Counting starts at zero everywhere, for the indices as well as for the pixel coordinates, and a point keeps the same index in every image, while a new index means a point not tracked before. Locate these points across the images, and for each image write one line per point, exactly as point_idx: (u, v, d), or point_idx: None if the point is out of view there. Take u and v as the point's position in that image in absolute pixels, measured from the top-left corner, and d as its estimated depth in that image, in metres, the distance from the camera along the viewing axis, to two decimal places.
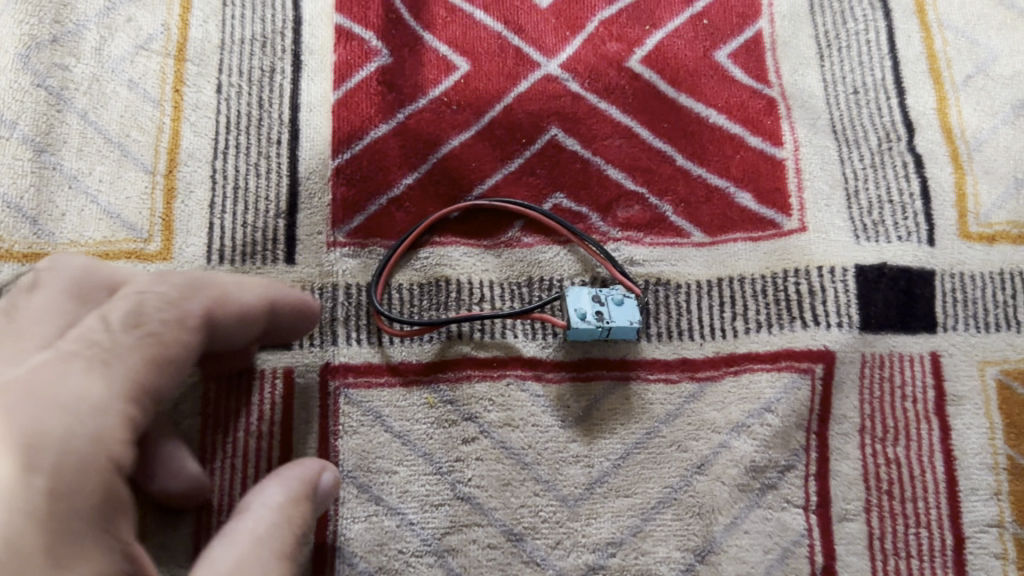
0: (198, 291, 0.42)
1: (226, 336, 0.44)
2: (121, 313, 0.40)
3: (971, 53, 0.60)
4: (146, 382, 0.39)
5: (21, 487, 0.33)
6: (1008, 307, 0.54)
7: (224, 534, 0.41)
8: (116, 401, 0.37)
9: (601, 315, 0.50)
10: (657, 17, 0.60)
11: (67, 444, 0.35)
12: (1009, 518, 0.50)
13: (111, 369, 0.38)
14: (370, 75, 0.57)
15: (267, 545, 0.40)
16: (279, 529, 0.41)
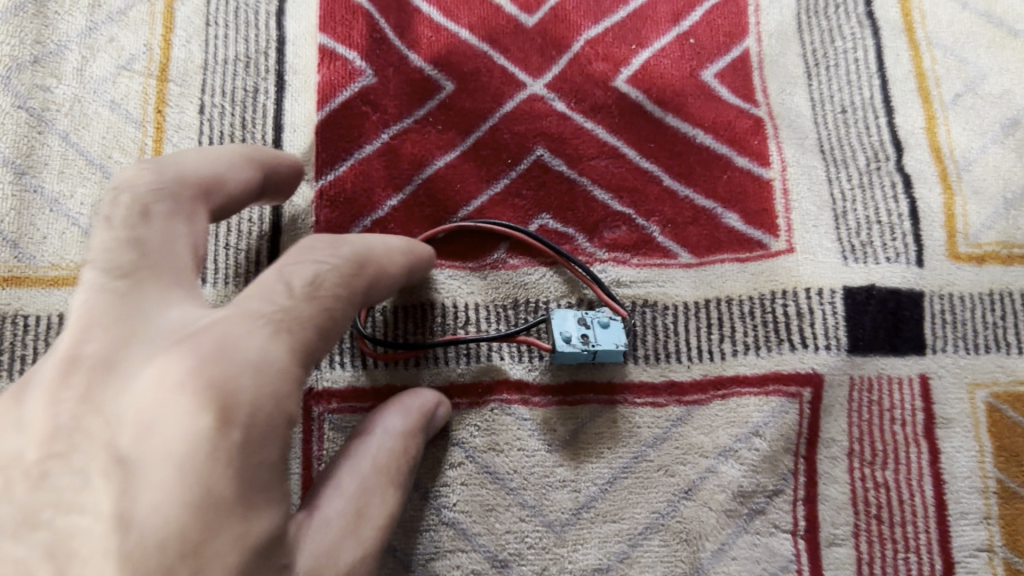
0: (363, 265, 0.41)
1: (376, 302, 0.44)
2: (301, 281, 0.37)
3: (960, 71, 0.60)
4: (316, 352, 0.37)
5: (219, 441, 0.32)
6: (998, 328, 0.53)
7: (350, 452, 0.45)
8: (293, 369, 0.36)
9: (586, 338, 0.49)
10: (644, 37, 0.60)
11: (257, 401, 0.34)
12: (999, 542, 0.50)
13: (290, 337, 0.36)
14: (353, 96, 0.57)
15: (384, 470, 0.44)
16: (395, 457, 0.45)
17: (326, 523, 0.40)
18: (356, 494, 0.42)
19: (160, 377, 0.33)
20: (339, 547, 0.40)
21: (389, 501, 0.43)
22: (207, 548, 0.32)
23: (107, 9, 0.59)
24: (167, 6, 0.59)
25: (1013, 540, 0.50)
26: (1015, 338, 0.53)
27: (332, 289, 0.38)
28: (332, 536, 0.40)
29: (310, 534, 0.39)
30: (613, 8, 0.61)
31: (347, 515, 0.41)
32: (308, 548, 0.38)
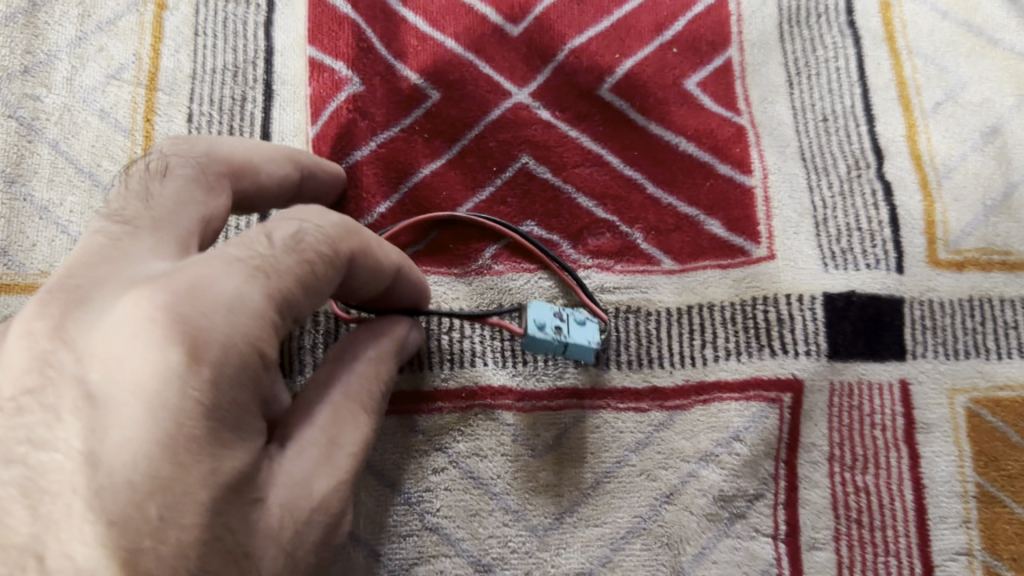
0: (352, 233, 0.40)
1: (370, 272, 0.42)
2: (282, 235, 0.37)
3: (940, 80, 0.60)
4: (293, 301, 0.37)
5: (189, 376, 0.32)
6: (977, 334, 0.54)
7: (322, 376, 0.41)
8: (267, 310, 0.35)
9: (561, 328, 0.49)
10: (628, 46, 0.61)
11: (227, 341, 0.34)
12: (978, 546, 0.50)
13: (265, 283, 0.35)
14: (341, 104, 0.57)
15: (357, 397, 0.41)
16: (370, 383, 0.42)
17: (297, 452, 0.37)
18: (329, 422, 0.39)
19: (133, 313, 0.34)
20: (312, 471, 0.37)
21: (363, 429, 0.40)
22: (175, 488, 0.32)
23: (96, 19, 0.59)
24: (157, 15, 0.59)
25: (992, 543, 0.50)
26: (993, 343, 0.54)
27: (315, 245, 0.38)
28: (306, 461, 0.37)
29: (284, 460, 0.37)
30: (597, 18, 0.61)
31: (321, 442, 0.38)
32: (281, 479, 0.36)
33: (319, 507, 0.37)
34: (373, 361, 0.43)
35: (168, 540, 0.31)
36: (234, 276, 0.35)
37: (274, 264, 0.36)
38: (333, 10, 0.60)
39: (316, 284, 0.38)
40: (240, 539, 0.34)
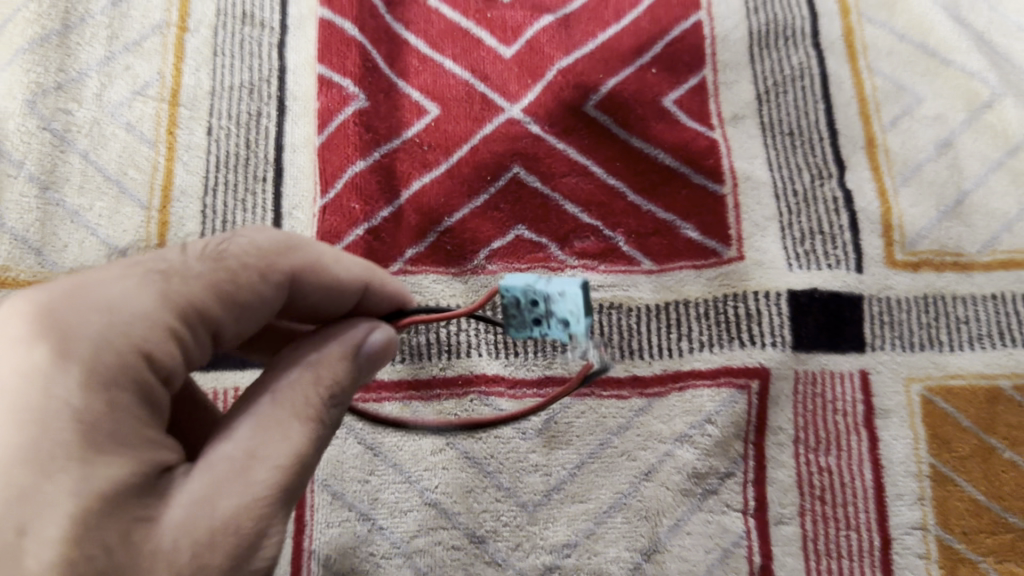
0: (289, 249, 0.41)
1: (310, 297, 0.43)
2: (205, 246, 0.39)
3: (898, 97, 0.65)
4: (204, 309, 0.38)
5: (57, 373, 0.33)
6: (931, 329, 0.59)
7: (257, 384, 0.38)
8: (164, 311, 0.36)
9: (541, 317, 0.42)
10: (611, 67, 0.66)
11: (101, 341, 0.34)
12: (933, 521, 0.55)
13: (167, 286, 0.37)
14: (349, 118, 0.62)
15: (288, 404, 0.37)
16: (306, 389, 0.38)
17: (205, 472, 0.34)
18: (250, 433, 0.36)
19: (9, 317, 0.35)
20: (221, 491, 0.34)
21: (291, 438, 0.36)
22: (38, 495, 0.31)
23: (123, 40, 0.65)
24: (179, 37, 0.65)
25: (945, 519, 0.55)
26: (947, 336, 0.58)
27: (236, 256, 0.39)
28: (212, 481, 0.34)
29: (189, 481, 0.34)
30: (583, 41, 0.67)
31: (236, 459, 0.35)
32: (181, 498, 0.33)
33: (224, 528, 0.33)
34: (313, 361, 0.39)
35: (29, 557, 0.30)
36: (131, 278, 0.36)
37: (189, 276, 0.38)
38: (342, 32, 0.65)
39: (242, 294, 0.39)
40: (118, 561, 0.31)
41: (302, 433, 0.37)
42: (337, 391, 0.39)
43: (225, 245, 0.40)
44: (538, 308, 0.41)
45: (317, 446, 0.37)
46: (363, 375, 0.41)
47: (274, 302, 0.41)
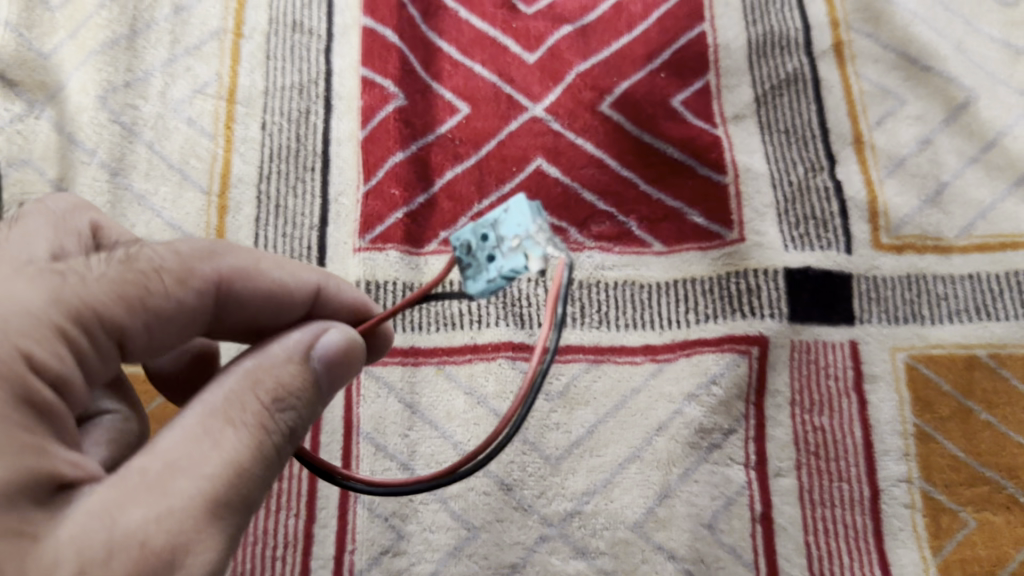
0: (213, 257, 0.44)
1: (236, 302, 0.46)
2: (119, 253, 0.41)
3: (883, 100, 0.72)
4: (108, 313, 0.39)
5: None
6: (914, 304, 0.65)
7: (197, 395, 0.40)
8: (52, 309, 0.38)
9: (494, 252, 0.38)
10: (624, 71, 0.73)
11: None
12: (917, 474, 0.60)
13: (61, 286, 0.39)
14: (389, 114, 0.69)
15: (223, 413, 0.39)
16: (245, 395, 0.40)
17: (121, 483, 0.36)
18: (173, 446, 0.38)
19: None
20: (135, 502, 0.36)
21: (222, 444, 0.38)
22: None
23: (185, 45, 0.72)
24: (234, 42, 0.72)
25: (928, 473, 0.60)
26: (928, 311, 0.65)
27: (149, 261, 0.41)
28: (124, 494, 0.36)
29: (96, 493, 0.36)
30: (599, 49, 0.74)
31: (152, 472, 0.37)
32: (79, 512, 0.35)
33: (129, 538, 0.35)
34: (254, 369, 0.41)
35: None
36: (29, 276, 0.38)
37: (59, 244, 0.43)
38: (383, 39, 0.72)
39: (156, 298, 0.41)
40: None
41: (236, 441, 0.39)
42: (280, 396, 0.41)
43: (142, 249, 0.42)
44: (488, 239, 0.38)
45: (257, 453, 0.39)
46: (323, 382, 0.43)
47: (198, 308, 0.43)
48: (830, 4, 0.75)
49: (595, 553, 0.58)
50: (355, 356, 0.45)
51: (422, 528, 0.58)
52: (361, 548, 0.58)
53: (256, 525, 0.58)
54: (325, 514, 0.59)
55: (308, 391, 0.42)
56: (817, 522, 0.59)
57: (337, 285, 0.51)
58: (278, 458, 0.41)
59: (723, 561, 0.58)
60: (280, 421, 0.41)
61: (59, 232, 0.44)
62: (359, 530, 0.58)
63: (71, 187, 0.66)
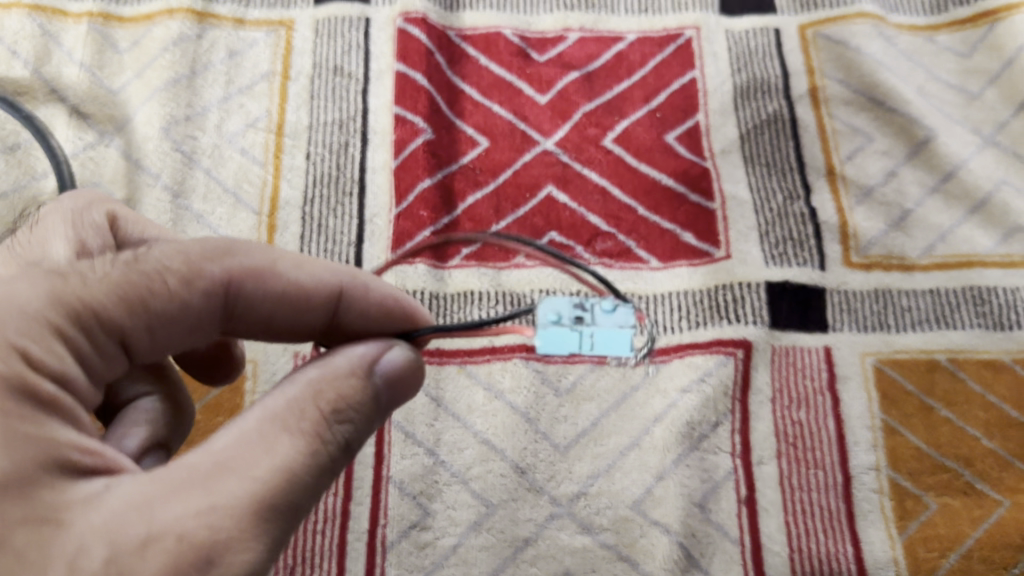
0: (223, 257, 0.46)
1: (252, 302, 0.48)
2: (126, 256, 0.45)
3: (853, 137, 0.81)
4: (108, 311, 0.43)
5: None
6: (881, 315, 0.73)
7: (263, 399, 0.43)
8: (52, 308, 0.41)
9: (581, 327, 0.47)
10: (625, 111, 0.82)
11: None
12: (885, 463, 0.68)
13: (64, 286, 0.42)
14: (418, 147, 0.79)
15: (283, 419, 0.42)
16: (306, 403, 0.43)
17: (168, 478, 0.39)
18: (230, 447, 0.40)
19: None
20: (180, 497, 0.38)
21: (275, 450, 0.41)
22: None
23: (238, 85, 0.82)
24: (282, 84, 0.82)
25: (895, 462, 0.68)
26: (894, 321, 0.73)
27: (154, 262, 0.44)
28: (172, 487, 0.38)
29: (142, 486, 0.39)
30: (603, 91, 0.83)
31: (207, 468, 0.39)
32: (113, 502, 0.38)
33: (171, 529, 0.37)
34: (316, 378, 0.44)
35: None
36: (31, 278, 0.42)
37: (77, 236, 0.52)
38: (414, 82, 0.82)
39: (158, 298, 0.44)
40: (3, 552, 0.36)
41: (291, 447, 0.41)
42: (337, 408, 0.43)
43: (149, 253, 0.45)
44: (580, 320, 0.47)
45: (309, 460, 0.41)
46: (384, 394, 0.46)
47: (204, 308, 0.46)
48: (806, 54, 0.85)
49: (599, 528, 0.65)
50: (417, 372, 0.47)
51: (446, 505, 0.66)
52: (392, 522, 0.65)
53: None
54: (360, 492, 0.67)
55: (367, 405, 0.45)
56: (795, 504, 0.66)
57: (368, 284, 0.51)
58: (332, 467, 0.43)
59: (712, 536, 0.65)
60: (335, 432, 0.43)
61: (75, 226, 0.53)
62: (390, 507, 0.66)
63: (138, 207, 0.75)
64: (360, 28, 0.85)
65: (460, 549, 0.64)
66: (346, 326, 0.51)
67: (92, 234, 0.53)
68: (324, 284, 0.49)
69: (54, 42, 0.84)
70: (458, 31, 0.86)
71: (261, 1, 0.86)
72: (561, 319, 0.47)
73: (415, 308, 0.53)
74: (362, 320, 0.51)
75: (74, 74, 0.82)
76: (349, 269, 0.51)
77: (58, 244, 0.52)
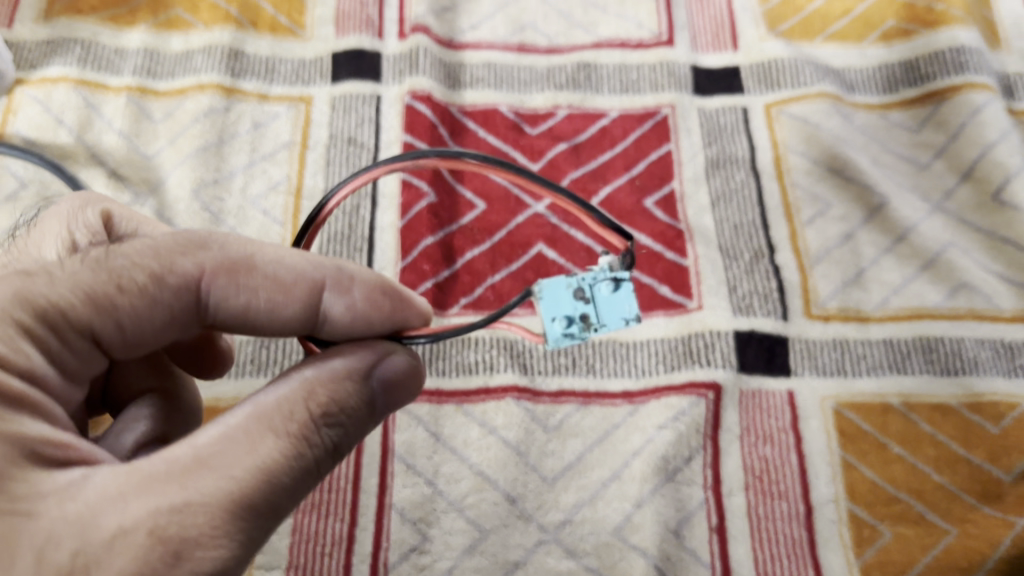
0: (195, 254, 0.53)
1: (230, 296, 0.53)
2: (97, 254, 0.52)
3: (814, 203, 0.90)
4: (76, 308, 0.50)
5: None
6: (840, 361, 0.81)
7: (257, 396, 0.50)
8: (23, 308, 0.49)
9: (588, 318, 0.51)
10: (608, 177, 0.91)
11: None
12: (843, 496, 0.75)
13: (32, 287, 0.50)
14: (422, 209, 0.88)
15: (275, 420, 0.49)
16: (297, 404, 0.50)
17: (148, 472, 0.45)
18: (217, 443, 0.47)
19: None
20: (156, 491, 0.44)
21: (260, 447, 0.48)
22: None
23: (261, 152, 0.91)
24: (301, 152, 0.91)
25: (853, 496, 0.75)
26: (851, 367, 0.81)
27: (121, 262, 0.51)
28: (156, 477, 0.45)
29: (120, 480, 0.45)
30: (588, 161, 0.92)
31: (192, 463, 0.46)
32: (88, 493, 0.44)
33: (147, 518, 0.43)
34: (311, 380, 0.51)
35: None
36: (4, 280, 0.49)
37: (69, 231, 0.63)
38: None
39: (125, 292, 0.51)
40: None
41: (277, 444, 0.48)
42: (325, 412, 0.51)
43: (120, 250, 0.52)
44: (588, 310, 0.51)
45: (294, 458, 0.49)
46: (371, 396, 0.53)
47: (175, 299, 0.52)
48: (771, 129, 0.95)
49: (583, 552, 0.72)
50: (421, 377, 0.56)
51: (443, 531, 0.72)
52: (394, 545, 0.72)
53: (310, 527, 0.72)
54: (364, 519, 0.73)
55: (351, 410, 0.53)
56: (761, 532, 0.73)
57: (352, 277, 0.55)
58: (315, 465, 0.50)
59: (685, 560, 0.72)
60: (324, 435, 0.51)
61: (69, 222, 0.64)
62: (392, 532, 0.72)
63: None
64: (371, 104, 0.95)
65: (456, 570, 0.71)
66: (333, 321, 0.55)
67: (82, 230, 0.64)
68: (303, 275, 0.54)
69: (95, 112, 0.93)
70: (459, 108, 0.95)
71: (282, 79, 0.96)
72: (570, 329, 0.51)
73: (408, 300, 0.56)
74: (350, 314, 0.55)
75: (113, 141, 0.92)
76: (336, 263, 0.56)
77: (54, 242, 0.63)
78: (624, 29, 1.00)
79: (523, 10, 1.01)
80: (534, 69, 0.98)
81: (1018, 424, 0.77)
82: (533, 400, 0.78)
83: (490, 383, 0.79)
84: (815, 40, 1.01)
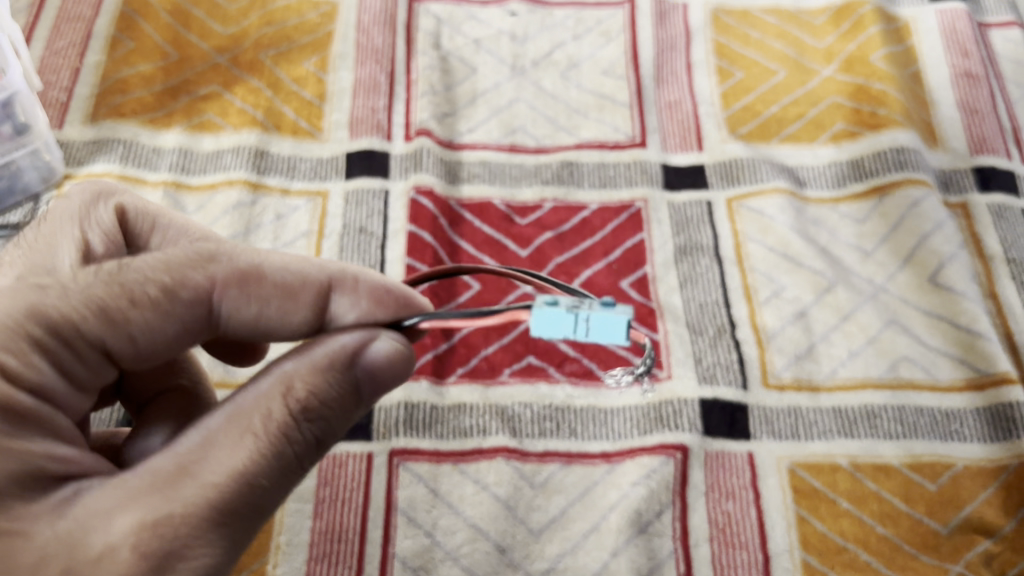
0: (206, 266, 0.62)
1: (242, 307, 0.63)
2: (111, 267, 0.61)
3: (770, 285, 1.01)
4: (91, 316, 0.59)
5: None
6: (794, 426, 0.91)
7: (238, 396, 0.59)
8: (38, 321, 0.58)
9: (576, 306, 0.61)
10: (589, 261, 1.03)
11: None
12: (797, 546, 0.84)
13: (43, 300, 0.58)
14: (424, 289, 1.00)
15: (253, 419, 0.58)
16: (274, 403, 0.59)
17: (136, 487, 0.54)
18: (194, 453, 0.56)
19: None
20: (141, 505, 0.53)
21: (239, 450, 0.56)
22: None
23: (282, 240, 1.04)
24: (318, 241, 1.04)
25: (805, 547, 0.84)
26: (804, 431, 0.91)
27: (134, 274, 0.60)
28: (142, 492, 0.54)
29: (109, 498, 0.53)
30: (571, 247, 1.04)
31: (175, 473, 0.55)
32: (80, 511, 0.53)
33: (133, 532, 0.52)
34: (286, 377, 0.60)
35: None
36: (19, 293, 0.58)
37: (82, 235, 0.71)
38: (422, 239, 1.03)
39: (138, 304, 0.60)
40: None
41: (256, 444, 0.57)
42: (304, 407, 0.59)
43: (131, 266, 0.61)
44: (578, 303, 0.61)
45: (274, 451, 0.57)
46: (348, 381, 0.62)
47: (187, 313, 0.61)
48: (732, 220, 1.07)
49: None
50: (407, 362, 0.64)
51: None
52: None
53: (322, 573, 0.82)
54: (369, 566, 0.82)
55: (328, 401, 0.61)
56: None
57: (355, 276, 0.67)
58: (296, 457, 0.59)
59: None
60: (303, 429, 0.59)
61: (82, 224, 0.71)
62: None
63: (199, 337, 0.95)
64: (380, 197, 1.07)
65: None
66: (338, 314, 0.67)
67: (96, 230, 0.71)
68: (309, 279, 0.65)
69: None
70: (457, 201, 1.08)
71: (302, 175, 1.09)
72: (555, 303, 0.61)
73: (410, 300, 0.69)
74: (352, 307, 0.67)
75: None
76: (340, 264, 0.67)
77: (70, 240, 0.70)
78: (603, 132, 1.14)
79: (514, 115, 1.15)
80: (523, 166, 1.11)
81: (953, 482, 0.87)
82: (522, 460, 0.88)
83: (483, 444, 0.89)
84: (771, 142, 1.14)
